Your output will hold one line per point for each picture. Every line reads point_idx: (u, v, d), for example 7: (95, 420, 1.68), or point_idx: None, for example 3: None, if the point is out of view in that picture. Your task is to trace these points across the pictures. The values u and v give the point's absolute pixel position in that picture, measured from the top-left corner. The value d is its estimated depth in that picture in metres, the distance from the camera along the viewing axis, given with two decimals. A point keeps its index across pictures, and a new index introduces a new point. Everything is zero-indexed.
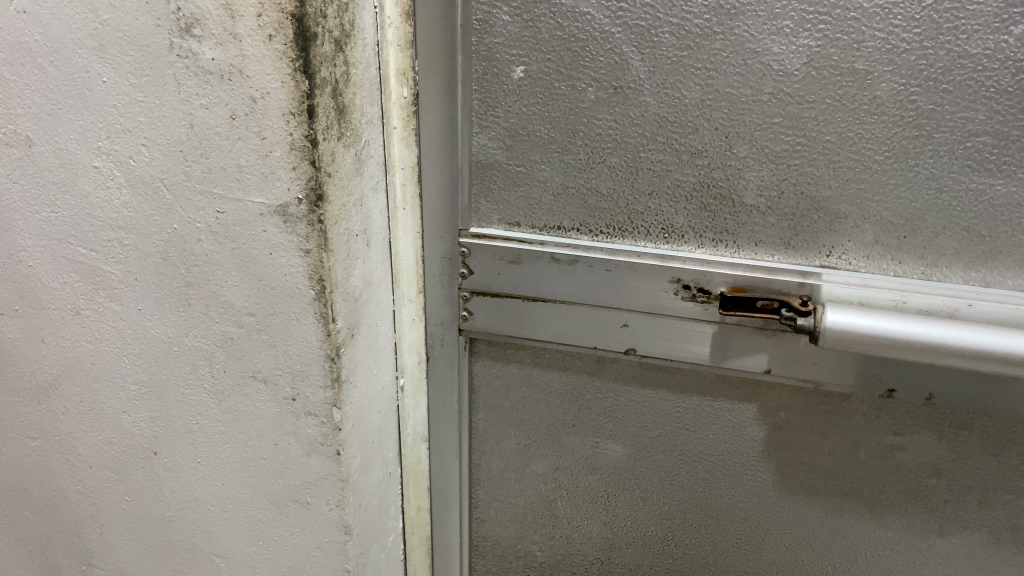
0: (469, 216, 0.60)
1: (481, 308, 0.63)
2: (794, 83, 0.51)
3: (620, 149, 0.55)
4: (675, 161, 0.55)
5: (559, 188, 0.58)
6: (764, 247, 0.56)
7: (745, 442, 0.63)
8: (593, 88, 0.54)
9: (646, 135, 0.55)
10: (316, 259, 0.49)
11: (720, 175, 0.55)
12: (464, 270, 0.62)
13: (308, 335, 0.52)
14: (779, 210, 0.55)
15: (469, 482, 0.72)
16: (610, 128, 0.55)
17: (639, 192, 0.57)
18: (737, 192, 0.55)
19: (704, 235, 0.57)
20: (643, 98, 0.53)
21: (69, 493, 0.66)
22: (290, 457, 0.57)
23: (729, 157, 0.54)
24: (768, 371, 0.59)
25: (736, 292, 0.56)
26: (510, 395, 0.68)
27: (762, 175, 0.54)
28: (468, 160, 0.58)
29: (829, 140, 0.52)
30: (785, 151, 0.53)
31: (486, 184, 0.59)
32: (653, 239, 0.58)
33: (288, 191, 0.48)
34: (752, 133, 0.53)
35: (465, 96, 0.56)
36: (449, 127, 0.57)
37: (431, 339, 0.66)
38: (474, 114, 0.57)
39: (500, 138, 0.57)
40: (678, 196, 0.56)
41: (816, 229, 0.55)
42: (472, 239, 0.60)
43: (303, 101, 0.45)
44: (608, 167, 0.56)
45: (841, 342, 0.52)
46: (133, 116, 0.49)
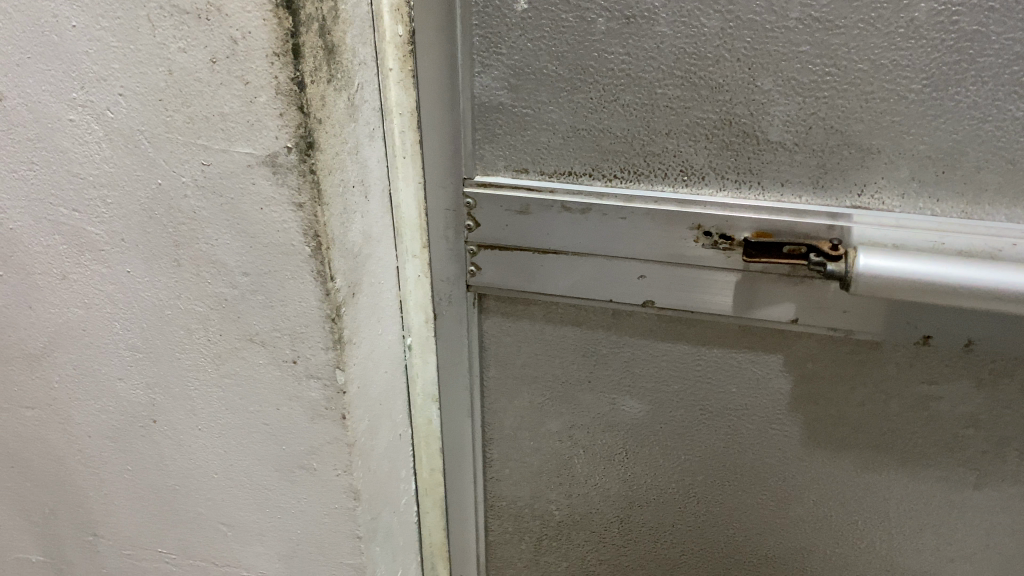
0: (474, 165, 0.57)
1: (489, 262, 0.60)
2: (823, 7, 0.46)
3: (634, 86, 0.51)
4: (693, 97, 0.51)
5: (569, 131, 0.54)
6: (791, 187, 0.52)
7: (771, 396, 0.60)
8: (604, 19, 0.50)
9: (661, 70, 0.51)
10: (310, 214, 0.47)
11: (743, 111, 0.51)
12: (471, 223, 0.58)
13: (306, 294, 0.49)
14: (806, 147, 0.51)
15: (482, 443, 0.70)
16: (623, 62, 0.51)
17: (655, 132, 0.53)
18: (761, 128, 0.51)
19: (726, 176, 0.53)
20: (659, 28, 0.49)
21: (69, 463, 0.63)
22: (294, 423, 0.55)
23: (752, 91, 0.50)
24: (795, 320, 0.56)
25: (761, 237, 0.53)
26: (522, 352, 0.64)
27: (788, 109, 0.50)
28: (470, 102, 0.55)
29: (861, 69, 0.48)
30: (814, 83, 0.49)
31: (491, 129, 0.55)
32: (670, 183, 0.54)
33: (276, 140, 0.45)
34: (776, 63, 0.49)
35: (465, 33, 0.52)
36: (448, 67, 0.53)
37: (437, 295, 0.62)
38: (476, 52, 0.53)
39: (504, 77, 0.53)
40: (697, 136, 0.52)
41: (847, 167, 0.51)
42: (477, 188, 0.57)
43: (288, 40, 0.42)
44: (621, 106, 0.52)
45: (875, 288, 0.49)
46: (107, 63, 0.45)
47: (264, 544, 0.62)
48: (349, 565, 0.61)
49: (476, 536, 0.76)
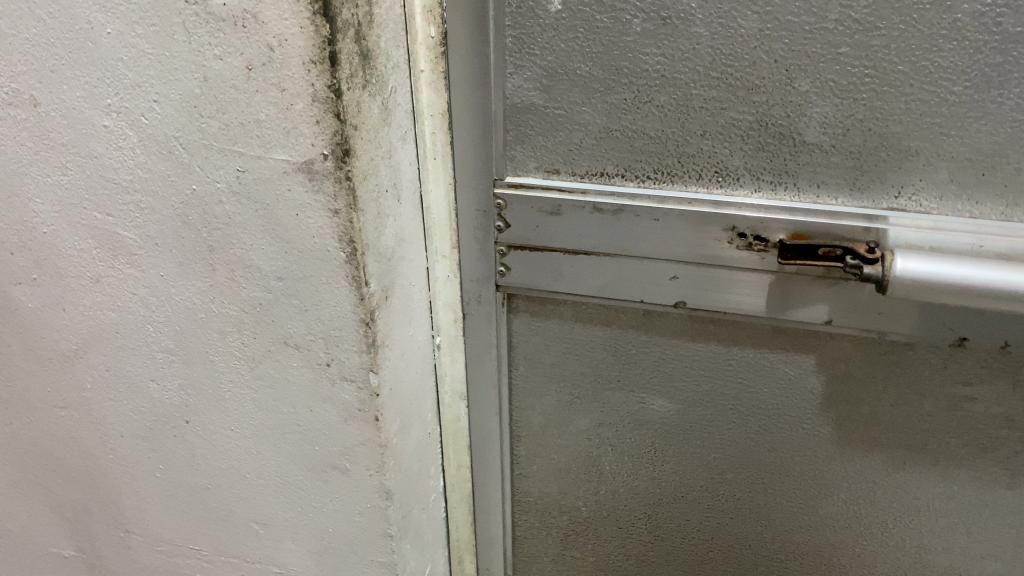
0: (504, 165, 0.56)
1: (519, 262, 0.60)
2: (863, 9, 0.46)
3: (669, 87, 0.51)
4: (729, 98, 0.50)
5: (602, 132, 0.54)
6: (826, 189, 0.52)
7: (801, 396, 0.60)
8: (639, 20, 0.49)
9: (697, 71, 0.50)
10: (346, 220, 0.46)
11: (779, 112, 0.50)
12: (501, 223, 0.58)
13: (341, 299, 0.49)
14: (843, 148, 0.51)
15: (510, 440, 0.70)
16: (658, 63, 0.50)
17: (689, 133, 0.52)
18: (798, 130, 0.51)
19: (761, 177, 0.53)
20: (695, 29, 0.49)
21: (102, 461, 0.64)
22: (326, 424, 0.55)
23: (789, 92, 0.49)
24: (829, 321, 0.55)
25: (797, 239, 0.52)
26: (551, 350, 0.64)
27: (826, 111, 0.50)
28: (502, 103, 0.54)
29: (901, 70, 0.47)
30: (852, 84, 0.48)
31: (523, 130, 0.55)
32: (704, 183, 0.54)
33: (312, 147, 0.44)
34: (813, 65, 0.48)
35: (497, 34, 0.52)
36: (480, 68, 0.53)
37: (467, 295, 0.62)
38: (508, 53, 0.52)
39: (537, 78, 0.53)
40: (732, 137, 0.52)
41: (884, 169, 0.51)
42: (508, 189, 0.57)
43: (325, 47, 0.42)
44: (655, 107, 0.52)
45: (913, 291, 0.49)
46: (142, 70, 0.45)
47: (296, 541, 0.63)
48: (381, 562, 0.61)
49: (503, 531, 0.76)
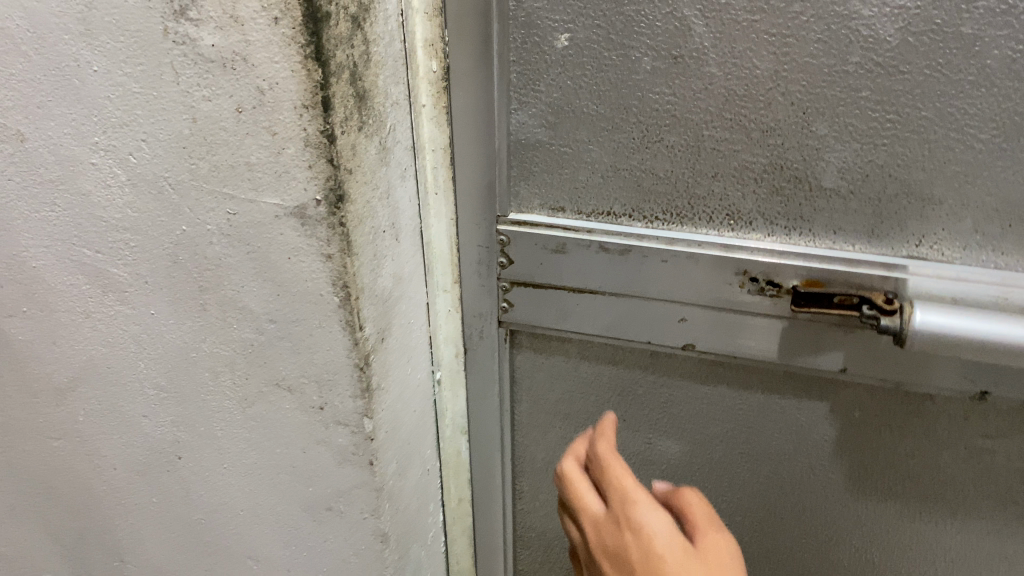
0: (508, 202, 0.55)
1: (523, 299, 0.58)
2: (886, 52, 0.43)
3: (680, 127, 0.49)
4: (742, 140, 0.48)
5: (609, 171, 0.52)
6: (843, 236, 0.50)
7: (814, 443, 0.58)
8: (649, 58, 0.47)
9: (709, 112, 0.48)
10: (340, 265, 0.45)
11: (795, 156, 0.48)
12: (504, 260, 0.56)
13: (335, 343, 0.48)
14: (862, 195, 0.48)
15: (512, 474, 0.68)
16: (668, 103, 0.48)
17: (701, 174, 0.50)
18: (814, 174, 0.48)
19: (775, 222, 0.50)
20: (708, 69, 0.46)
21: (95, 492, 0.62)
22: (320, 466, 0.53)
23: (806, 136, 0.47)
24: (844, 369, 0.53)
25: (811, 285, 0.50)
26: (555, 387, 0.63)
27: (844, 156, 0.47)
28: (506, 139, 0.52)
29: (925, 116, 0.45)
30: (872, 129, 0.46)
31: (528, 166, 0.54)
32: (715, 226, 0.52)
33: (305, 192, 0.43)
34: (833, 109, 0.46)
35: (502, 70, 0.50)
36: (484, 103, 0.51)
37: (469, 330, 0.60)
38: (513, 89, 0.51)
39: (542, 115, 0.51)
40: (746, 180, 0.50)
41: (905, 217, 0.48)
42: (512, 227, 0.55)
43: (318, 92, 0.40)
44: (665, 147, 0.50)
45: (934, 344, 0.47)
46: (130, 109, 0.43)
47: None
48: None
49: (505, 565, 0.74)
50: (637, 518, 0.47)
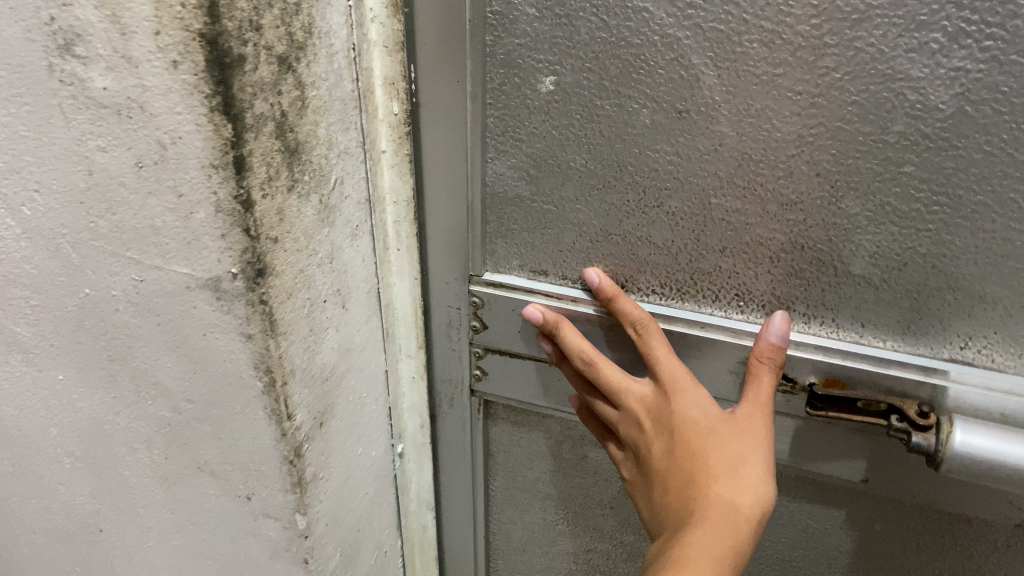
0: (484, 261, 0.49)
1: (497, 368, 0.51)
2: (937, 124, 0.36)
3: (683, 192, 0.42)
4: (756, 213, 0.41)
5: (599, 234, 0.45)
6: (872, 328, 0.43)
7: (824, 557, 0.51)
8: (649, 110, 0.40)
9: (719, 177, 0.41)
10: (262, 346, 0.37)
11: (820, 235, 0.41)
12: (477, 324, 0.50)
13: (260, 432, 0.40)
14: (896, 285, 0.41)
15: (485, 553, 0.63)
16: (670, 164, 0.41)
17: (707, 248, 0.43)
18: (842, 258, 0.41)
19: (793, 306, 0.44)
20: (719, 127, 0.39)
21: (18, 553, 0.56)
22: (251, 556, 0.47)
23: (834, 213, 0.40)
24: (864, 480, 0.45)
25: (831, 385, 0.43)
26: (535, 463, 0.56)
27: (877, 241, 0.40)
28: (481, 192, 0.46)
29: (980, 201, 0.37)
30: (914, 212, 0.39)
31: (505, 223, 0.47)
32: (722, 306, 0.45)
33: (218, 263, 0.35)
34: (867, 184, 0.39)
35: (478, 113, 0.43)
36: (457, 150, 0.45)
37: (441, 395, 0.54)
38: (490, 135, 0.44)
39: (523, 166, 0.45)
40: (759, 259, 0.43)
41: (948, 314, 0.41)
42: (486, 288, 0.49)
43: (229, 151, 0.33)
44: (665, 212, 0.43)
45: (969, 472, 0.39)
46: (20, 154, 0.36)
47: None
48: None
49: None
50: (677, 387, 0.41)
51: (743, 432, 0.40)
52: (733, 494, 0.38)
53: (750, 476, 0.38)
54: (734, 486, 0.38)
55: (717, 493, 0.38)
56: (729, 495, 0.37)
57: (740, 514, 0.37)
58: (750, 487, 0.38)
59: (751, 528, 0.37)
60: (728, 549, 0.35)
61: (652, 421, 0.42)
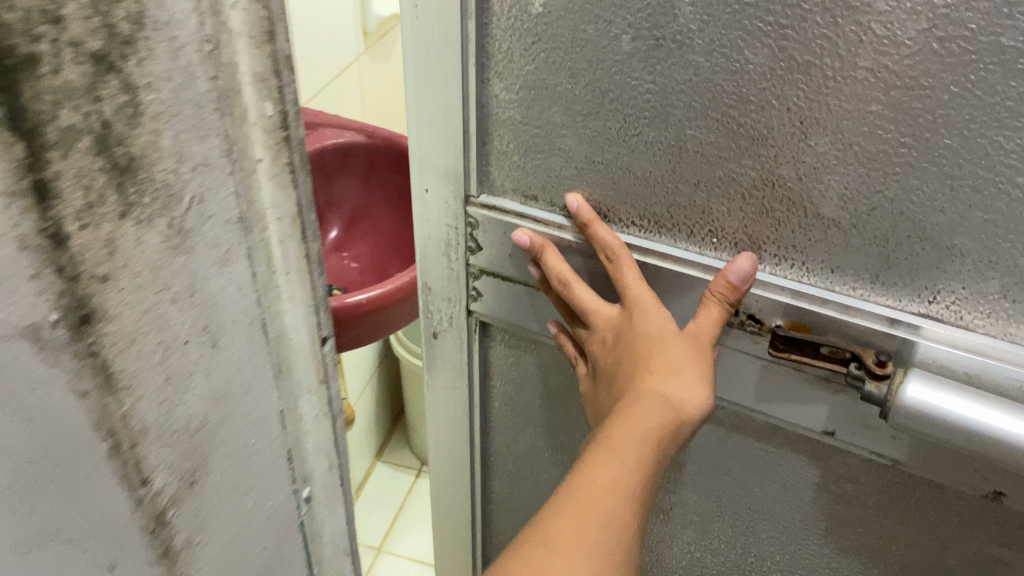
0: (482, 186, 0.57)
1: (491, 288, 0.61)
2: (904, 60, 0.38)
3: (660, 122, 0.46)
4: (729, 147, 0.45)
5: (584, 161, 0.51)
6: (841, 273, 0.46)
7: (795, 488, 0.58)
8: (629, 36, 0.44)
9: (691, 109, 0.45)
10: (102, 404, 0.31)
11: (790, 174, 0.44)
12: (473, 244, 0.59)
13: (112, 508, 0.34)
14: (863, 230, 0.44)
15: (482, 439, 0.77)
16: (648, 91, 0.46)
17: (682, 181, 0.48)
18: (812, 198, 0.44)
19: (765, 244, 0.47)
20: (693, 56, 0.43)
21: None
22: None
23: (804, 149, 0.43)
24: (828, 431, 0.51)
25: (798, 329, 0.47)
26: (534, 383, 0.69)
27: (844, 181, 0.43)
28: (480, 111, 0.53)
29: (949, 144, 0.39)
30: (882, 154, 0.41)
31: (500, 143, 0.54)
32: (697, 242, 0.50)
33: (31, 311, 0.28)
34: (835, 123, 0.41)
35: (477, 29, 0.49)
36: (460, 78, 0.51)
37: (445, 313, 0.66)
38: (489, 57, 0.51)
39: (517, 91, 0.51)
40: (732, 194, 0.47)
41: (915, 268, 0.43)
42: (481, 209, 0.57)
43: (22, 174, 0.26)
44: (644, 141, 0.48)
45: (920, 424, 0.43)
46: None
47: None
48: None
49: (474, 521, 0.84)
50: (641, 308, 0.50)
51: (689, 350, 0.48)
52: (666, 391, 0.48)
53: (691, 383, 0.48)
54: (669, 386, 0.48)
55: (652, 387, 0.48)
56: (661, 392, 0.48)
57: (674, 413, 0.48)
58: (688, 392, 0.48)
59: (673, 417, 0.48)
60: (656, 434, 0.47)
61: (611, 336, 0.52)
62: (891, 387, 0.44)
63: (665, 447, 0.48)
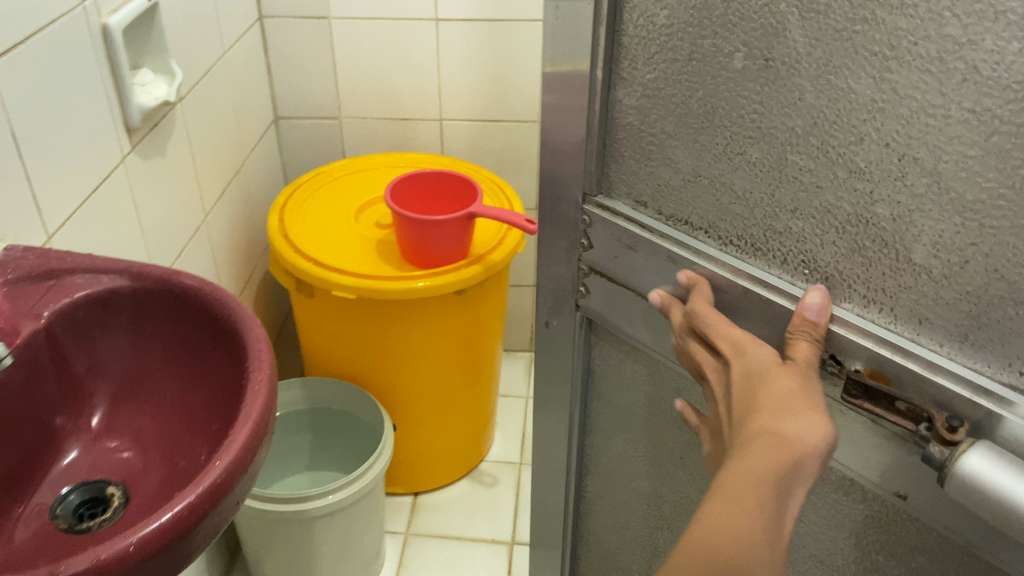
0: (599, 186, 0.75)
1: (595, 291, 0.81)
2: (1010, 103, 0.45)
3: (762, 141, 0.59)
4: (827, 176, 0.56)
5: (692, 175, 0.66)
6: (928, 326, 0.54)
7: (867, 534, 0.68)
8: (742, 54, 0.57)
9: (798, 132, 0.56)
10: None
11: (885, 214, 0.54)
12: (585, 241, 0.78)
13: None
14: (954, 279, 0.52)
15: (580, 426, 0.98)
16: (755, 112, 0.58)
17: (783, 209, 0.60)
18: (908, 243, 0.53)
19: (855, 281, 0.58)
20: (800, 78, 0.54)
21: None
22: None
23: (902, 187, 0.52)
24: (905, 496, 0.60)
25: (876, 376, 0.57)
26: (620, 396, 0.92)
27: (936, 230, 0.51)
28: (604, 112, 0.71)
29: None
30: (978, 204, 0.49)
31: (618, 148, 0.72)
32: (793, 274, 0.62)
33: None
34: (931, 164, 0.50)
35: (608, 35, 0.66)
36: (595, 80, 0.69)
37: (548, 312, 0.90)
38: (616, 73, 0.68)
39: (639, 98, 0.67)
40: (827, 228, 0.58)
41: (1007, 334, 0.50)
42: (595, 206, 0.76)
43: None
44: (747, 160, 0.61)
45: (971, 492, 0.50)
46: None
47: None
48: None
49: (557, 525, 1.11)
50: (745, 347, 0.62)
51: (793, 382, 0.57)
52: (786, 427, 0.55)
53: (807, 416, 0.55)
54: (782, 418, 0.55)
55: (769, 423, 0.55)
56: (772, 424, 0.55)
57: (793, 440, 0.54)
58: (802, 424, 0.54)
59: (791, 452, 0.54)
60: (776, 460, 0.53)
61: (715, 378, 0.65)
62: (955, 453, 0.51)
63: (788, 481, 0.53)
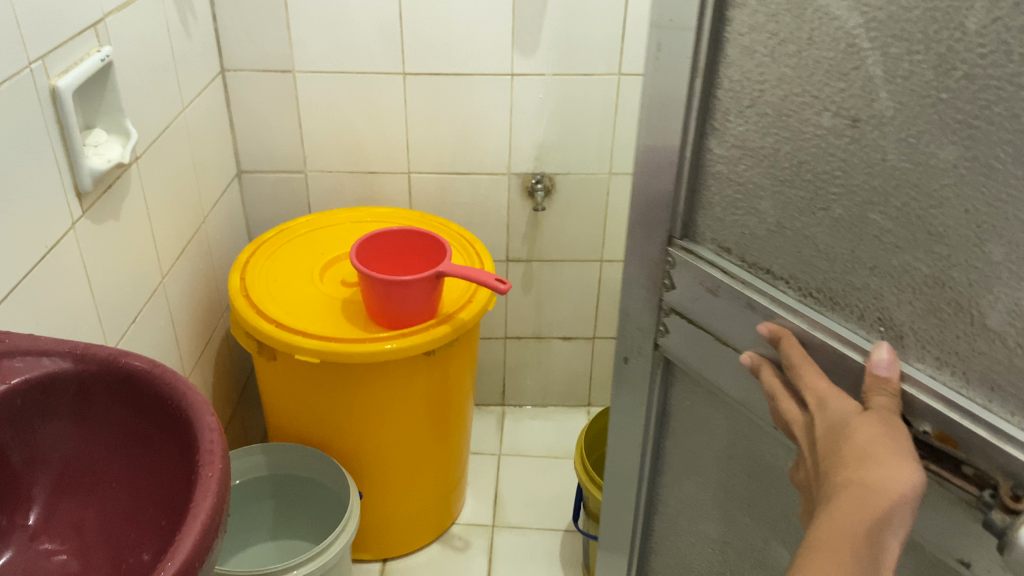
0: (687, 230, 0.80)
1: (676, 335, 0.85)
2: None
3: (846, 198, 0.62)
4: (903, 238, 0.58)
5: (776, 226, 0.70)
6: (1002, 394, 0.55)
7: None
8: (830, 114, 0.61)
9: (878, 193, 0.59)
10: None
11: (961, 279, 0.56)
12: (668, 283, 0.83)
13: None
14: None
15: (653, 464, 1.00)
16: (834, 169, 0.62)
17: (862, 266, 0.63)
18: (982, 309, 0.55)
19: (926, 341, 0.60)
20: (883, 140, 0.57)
21: None
22: None
23: (978, 254, 0.54)
24: (968, 563, 0.60)
25: (944, 440, 0.58)
26: (693, 439, 0.93)
27: (1010, 300, 0.53)
28: (693, 157, 0.75)
29: None
30: None
31: (701, 195, 0.77)
32: (872, 334, 0.63)
33: None
34: (1012, 234, 0.52)
35: (701, 84, 0.71)
36: (689, 130, 0.74)
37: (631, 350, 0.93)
38: (709, 125, 0.73)
39: (728, 147, 0.72)
40: (903, 287, 0.60)
41: None
42: (678, 249, 0.81)
43: None
44: (829, 214, 0.64)
45: None
46: None
47: None
48: None
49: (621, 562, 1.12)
50: (828, 400, 0.64)
51: (875, 428, 0.58)
52: (872, 475, 0.56)
53: (896, 463, 0.56)
54: (870, 468, 0.57)
55: (858, 474, 0.57)
56: (859, 475, 0.57)
57: (879, 487, 0.56)
58: (889, 472, 0.56)
59: (882, 502, 0.55)
60: (863, 508, 0.55)
61: (802, 435, 0.67)
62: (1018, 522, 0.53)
63: (879, 527, 0.55)
